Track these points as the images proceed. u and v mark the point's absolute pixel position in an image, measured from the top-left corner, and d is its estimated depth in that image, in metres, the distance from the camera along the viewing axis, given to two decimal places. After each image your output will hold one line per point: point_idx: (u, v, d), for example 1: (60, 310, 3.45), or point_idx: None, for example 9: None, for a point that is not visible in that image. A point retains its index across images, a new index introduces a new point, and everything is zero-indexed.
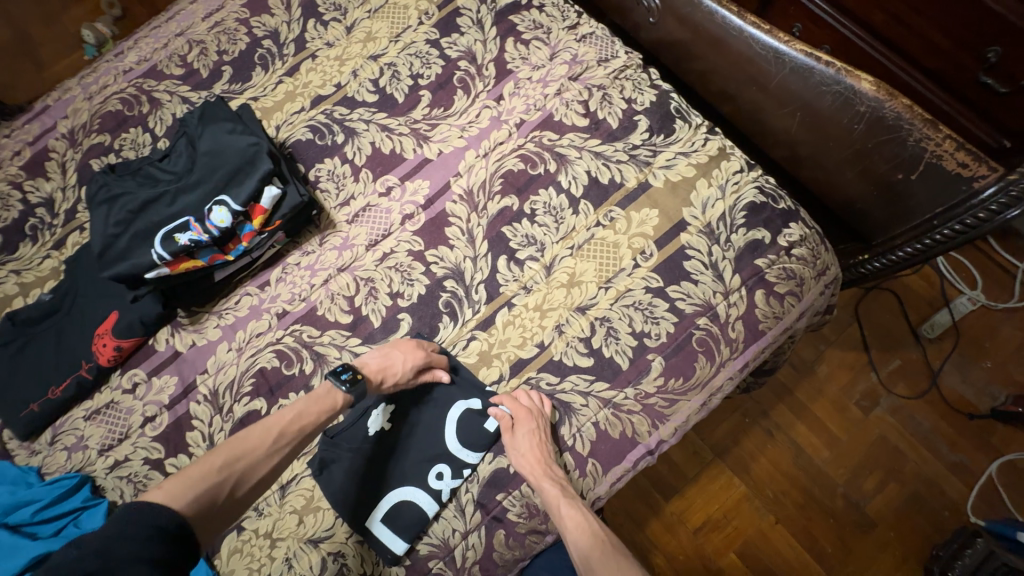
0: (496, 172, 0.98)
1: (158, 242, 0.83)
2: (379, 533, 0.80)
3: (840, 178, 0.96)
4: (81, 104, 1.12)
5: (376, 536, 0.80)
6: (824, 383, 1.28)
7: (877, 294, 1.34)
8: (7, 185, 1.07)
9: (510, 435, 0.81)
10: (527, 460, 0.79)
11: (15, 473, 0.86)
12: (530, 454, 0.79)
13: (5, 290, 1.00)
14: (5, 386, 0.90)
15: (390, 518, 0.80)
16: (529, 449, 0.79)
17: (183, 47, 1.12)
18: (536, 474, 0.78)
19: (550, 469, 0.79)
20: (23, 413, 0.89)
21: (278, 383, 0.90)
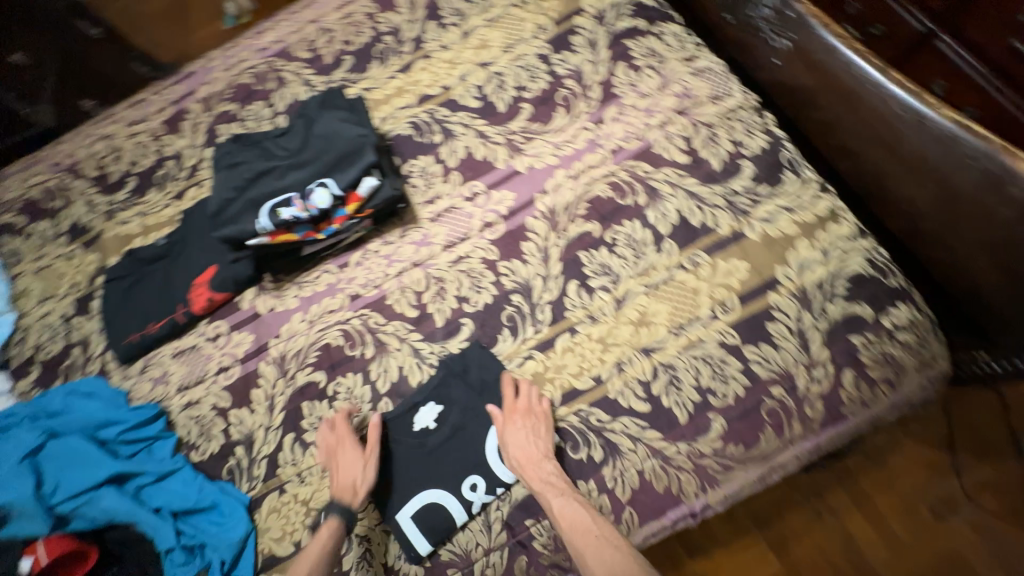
0: (583, 196, 0.96)
1: (264, 212, 0.89)
2: (405, 530, 0.81)
3: (971, 266, 0.84)
4: (220, 73, 1.24)
5: (402, 531, 0.81)
6: (897, 479, 1.15)
7: (979, 392, 1.17)
8: (150, 137, 1.21)
9: (507, 428, 0.82)
10: (519, 458, 0.80)
11: (109, 392, 0.96)
12: (522, 453, 0.80)
13: (131, 228, 1.14)
14: (118, 313, 1.02)
15: (418, 518, 0.81)
16: (522, 447, 0.80)
17: (314, 33, 1.21)
18: (527, 471, 0.79)
19: (542, 468, 0.79)
20: (125, 340, 1.00)
21: (339, 360, 0.95)
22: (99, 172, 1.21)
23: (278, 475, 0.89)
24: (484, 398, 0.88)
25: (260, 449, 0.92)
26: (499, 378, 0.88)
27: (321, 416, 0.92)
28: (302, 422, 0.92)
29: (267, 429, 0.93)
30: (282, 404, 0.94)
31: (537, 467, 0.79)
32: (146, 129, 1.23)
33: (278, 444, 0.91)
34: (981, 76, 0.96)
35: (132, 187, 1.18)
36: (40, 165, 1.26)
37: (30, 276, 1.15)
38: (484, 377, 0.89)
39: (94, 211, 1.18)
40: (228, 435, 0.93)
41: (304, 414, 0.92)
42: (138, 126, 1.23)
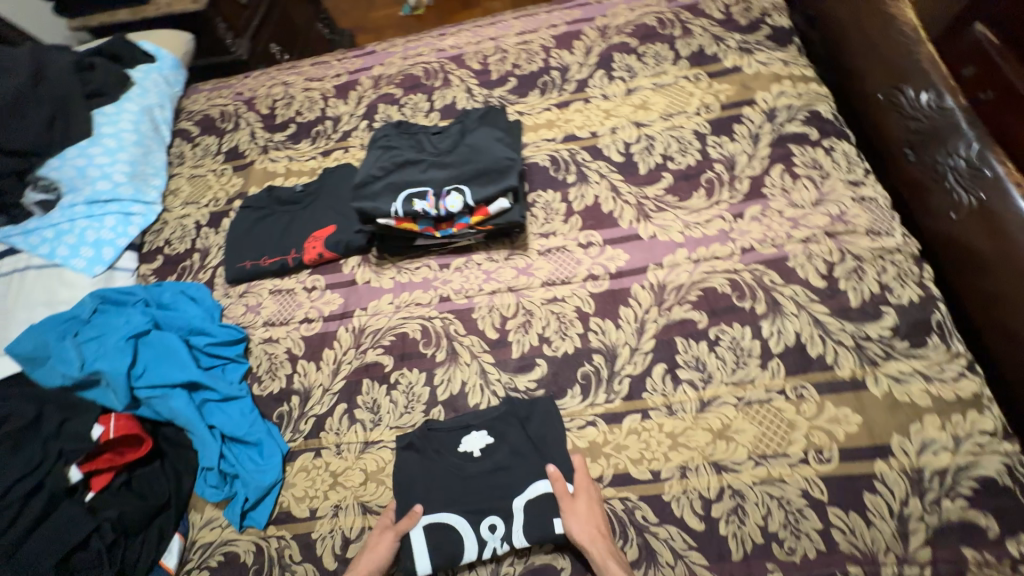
0: (698, 282, 0.93)
1: (399, 198, 0.92)
2: (407, 541, 0.78)
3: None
4: (396, 59, 1.36)
5: (406, 542, 0.78)
6: None
7: None
8: (320, 95, 1.35)
9: (570, 500, 0.78)
10: (585, 536, 0.74)
11: (209, 304, 1.05)
12: (586, 530, 0.75)
13: (277, 167, 1.26)
14: (242, 238, 1.13)
15: (425, 533, 0.78)
16: (585, 526, 0.75)
17: (489, 49, 1.29)
18: (596, 553, 0.73)
19: (608, 551, 0.73)
20: (239, 263, 1.10)
21: (410, 353, 0.97)
22: (268, 112, 1.36)
23: (318, 438, 0.92)
24: (535, 447, 0.84)
25: (312, 407, 0.96)
26: (553, 430, 0.86)
27: (376, 399, 0.94)
28: (358, 397, 0.95)
29: (325, 390, 0.97)
30: (345, 373, 0.98)
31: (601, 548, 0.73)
32: (319, 88, 1.36)
33: (330, 408, 0.94)
34: None
35: (289, 133, 1.31)
36: (226, 91, 1.44)
37: (183, 180, 1.30)
38: (540, 433, 0.86)
39: (253, 143, 1.32)
40: (290, 381, 0.98)
41: (362, 390, 0.95)
42: (314, 83, 1.38)
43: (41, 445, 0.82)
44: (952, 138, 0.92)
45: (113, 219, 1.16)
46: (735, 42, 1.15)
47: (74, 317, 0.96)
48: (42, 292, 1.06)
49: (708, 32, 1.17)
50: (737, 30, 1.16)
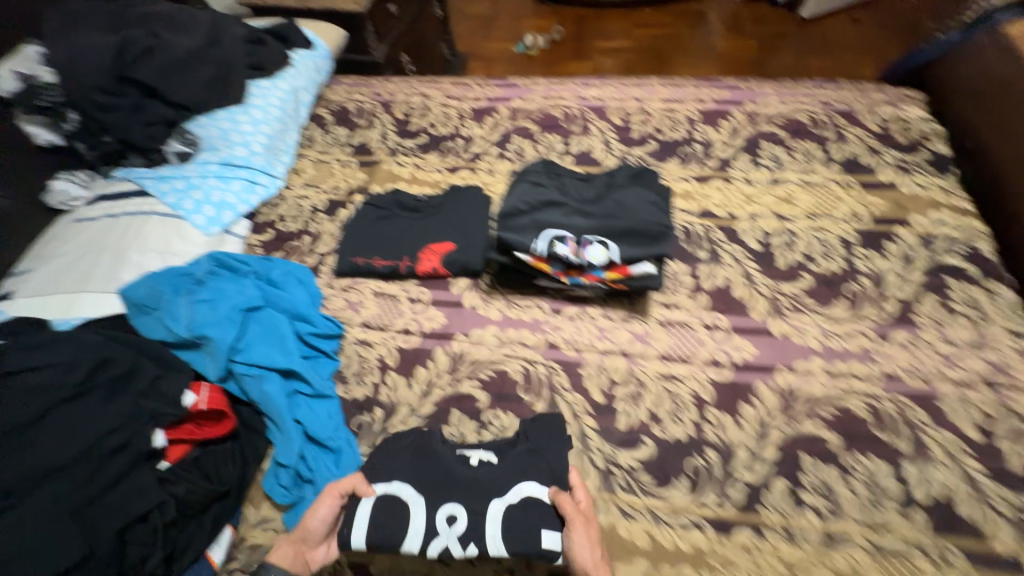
0: (834, 399, 0.85)
1: (542, 237, 0.90)
2: (354, 498, 0.77)
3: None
4: (537, 97, 1.38)
5: (348, 509, 0.76)
6: None
7: None
8: (456, 114, 1.37)
9: (578, 524, 0.72)
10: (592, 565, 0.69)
11: (313, 291, 1.03)
12: (591, 560, 0.69)
13: (403, 172, 1.27)
14: (358, 233, 1.12)
15: (375, 505, 0.76)
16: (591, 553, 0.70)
17: (633, 109, 1.31)
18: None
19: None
20: (351, 258, 1.08)
21: (507, 394, 0.92)
22: (403, 117, 1.39)
23: None
24: (535, 453, 0.81)
25: (395, 425, 0.90)
26: (553, 435, 0.84)
27: (464, 435, 0.88)
28: (444, 428, 0.89)
29: (411, 411, 0.91)
30: (436, 398, 0.93)
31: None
32: (457, 107, 1.39)
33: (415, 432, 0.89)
34: None
35: (420, 142, 1.33)
36: (365, 88, 1.49)
37: (309, 162, 1.32)
38: (538, 444, 0.83)
39: (382, 143, 1.34)
40: (376, 391, 0.94)
41: (450, 421, 0.90)
42: (452, 101, 1.41)
43: (132, 401, 0.77)
44: None
45: (239, 185, 1.18)
46: (891, 158, 1.12)
47: (188, 273, 0.95)
48: (159, 241, 1.05)
49: (863, 142, 1.16)
50: (894, 147, 1.14)
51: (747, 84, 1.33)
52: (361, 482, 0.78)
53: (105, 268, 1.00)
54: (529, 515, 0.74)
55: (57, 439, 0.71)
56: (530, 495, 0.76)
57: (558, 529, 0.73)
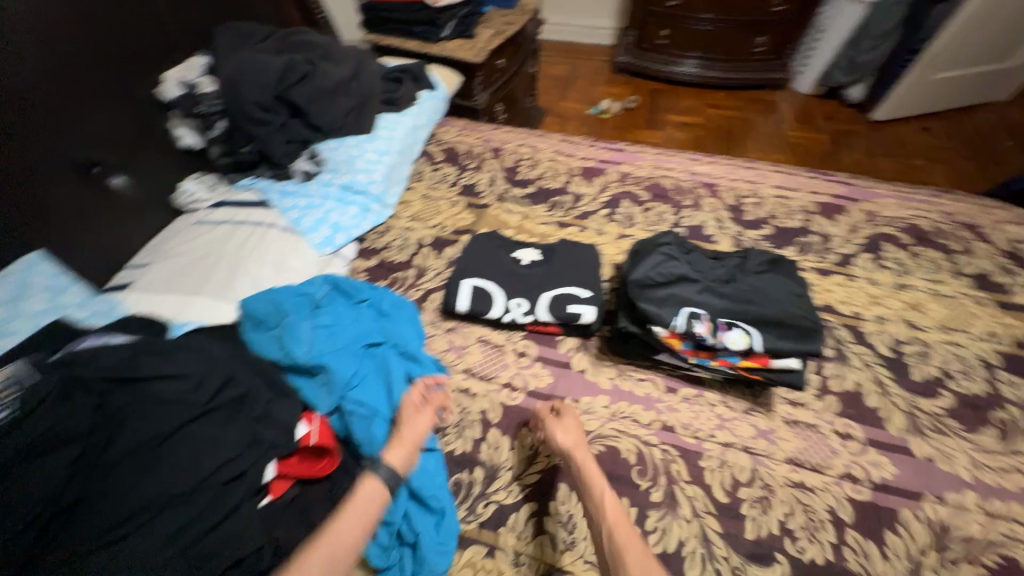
0: (995, 545, 0.76)
1: (681, 313, 0.87)
2: (454, 287, 1.05)
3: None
4: (646, 164, 1.39)
5: (457, 286, 1.05)
6: None
7: None
8: (565, 169, 1.39)
9: (551, 420, 0.85)
10: (565, 440, 0.82)
11: (416, 326, 0.97)
12: (561, 437, 0.83)
13: (510, 218, 1.26)
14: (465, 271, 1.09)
15: (472, 286, 1.05)
16: (565, 433, 0.83)
17: (745, 190, 1.30)
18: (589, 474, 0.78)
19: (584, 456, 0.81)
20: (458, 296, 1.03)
21: (619, 475, 0.84)
22: (512, 165, 1.41)
23: (495, 533, 0.79)
24: (572, 267, 1.10)
25: (496, 492, 0.83)
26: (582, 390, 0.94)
27: (571, 517, 0.80)
28: (550, 504, 0.82)
29: (514, 477, 0.85)
30: (541, 466, 0.86)
31: (618, 511, 0.74)
32: (565, 162, 1.40)
33: (518, 503, 0.82)
34: None
35: (528, 191, 1.33)
36: (475, 133, 1.53)
37: (417, 195, 1.34)
38: (571, 262, 1.11)
39: (491, 188, 1.35)
40: (477, 448, 0.88)
41: (556, 497, 0.82)
42: (561, 156, 1.43)
43: (249, 425, 0.71)
44: None
45: (355, 211, 1.19)
46: None
47: (308, 294, 0.93)
48: (275, 254, 1.06)
49: (993, 259, 1.12)
50: None
51: (862, 183, 1.33)
52: (470, 274, 1.07)
53: (223, 274, 1.00)
54: (575, 303, 1.01)
55: (171, 465, 0.63)
56: (572, 291, 1.03)
57: (566, 441, 0.82)
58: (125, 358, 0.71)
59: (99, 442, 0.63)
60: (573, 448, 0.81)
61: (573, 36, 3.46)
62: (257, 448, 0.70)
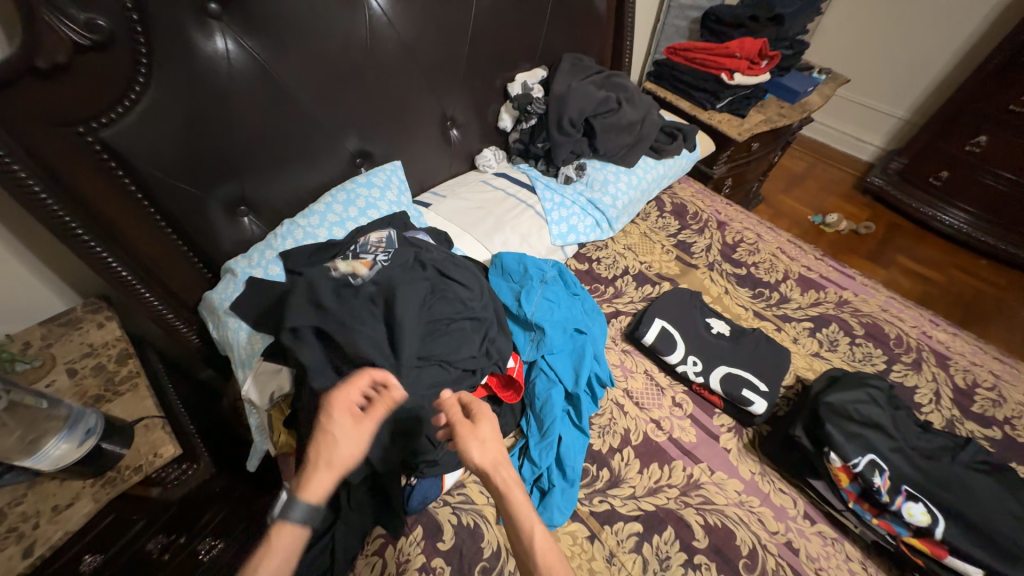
0: None
1: (864, 457, 0.87)
2: (647, 318, 1.18)
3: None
4: (873, 302, 1.34)
5: (649, 320, 1.18)
6: None
7: None
8: (783, 267, 1.41)
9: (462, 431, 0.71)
10: (483, 458, 0.69)
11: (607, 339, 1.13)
12: (486, 455, 0.69)
13: (712, 287, 1.35)
14: (660, 311, 1.21)
15: (661, 327, 1.17)
16: (486, 449, 0.70)
17: (985, 381, 1.16)
18: (508, 481, 0.69)
19: (507, 472, 0.69)
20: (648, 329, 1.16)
21: (726, 554, 0.89)
22: (731, 242, 1.49)
23: (600, 527, 0.90)
24: (758, 359, 1.14)
25: (613, 497, 0.94)
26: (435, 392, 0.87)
27: (668, 558, 0.87)
28: (654, 536, 0.90)
29: (631, 495, 0.95)
30: (658, 502, 0.94)
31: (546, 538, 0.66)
32: (786, 262, 1.43)
33: (626, 517, 0.92)
34: None
35: (739, 272, 1.40)
36: (707, 200, 1.65)
37: (637, 231, 1.51)
38: (760, 354, 1.15)
39: (704, 253, 1.45)
40: (610, 454, 1.00)
41: (661, 535, 0.90)
42: (784, 255, 1.45)
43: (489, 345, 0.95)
44: None
45: (589, 223, 1.41)
46: None
47: (543, 270, 1.16)
48: (524, 228, 1.33)
49: None
50: None
51: None
52: (663, 316, 1.20)
53: (487, 226, 1.30)
54: (747, 388, 1.06)
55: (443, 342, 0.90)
56: (750, 378, 1.09)
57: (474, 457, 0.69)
58: (443, 258, 1.01)
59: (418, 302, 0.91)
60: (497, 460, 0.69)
61: (829, 140, 3.28)
62: (486, 360, 0.93)
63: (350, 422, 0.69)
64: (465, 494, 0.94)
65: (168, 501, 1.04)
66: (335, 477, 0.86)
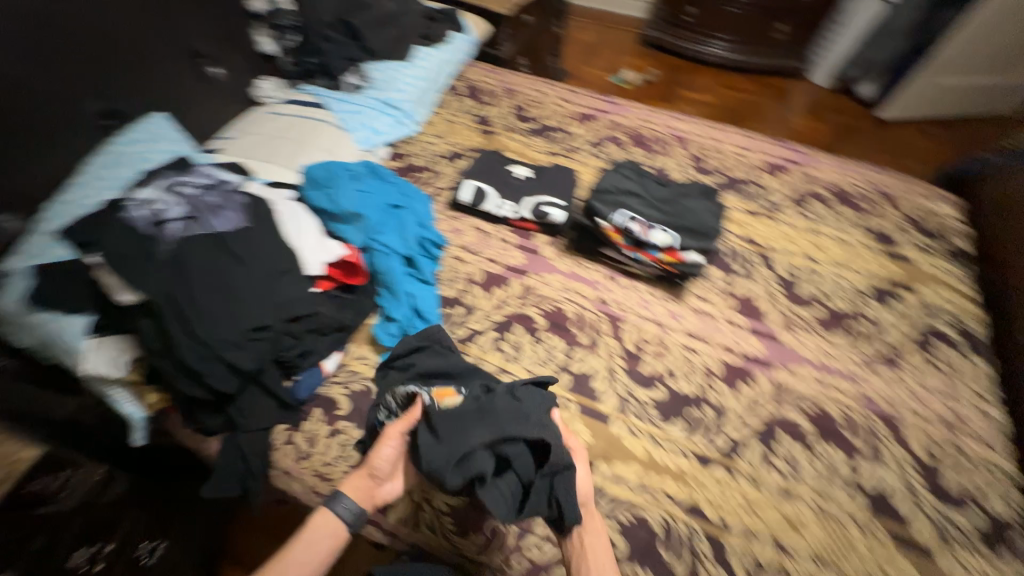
0: (815, 399, 1.06)
1: (620, 214, 1.19)
2: (460, 184, 1.36)
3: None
4: (633, 117, 1.66)
5: (463, 184, 1.36)
6: None
7: None
8: (565, 113, 1.66)
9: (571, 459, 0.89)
10: (582, 482, 0.88)
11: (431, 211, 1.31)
12: (582, 480, 0.88)
13: (514, 145, 1.55)
14: (471, 175, 1.40)
15: (473, 186, 1.36)
16: (582, 476, 0.89)
17: (711, 147, 1.56)
18: (587, 503, 0.87)
19: (593, 526, 0.85)
20: (464, 192, 1.35)
21: (560, 323, 1.17)
22: (522, 105, 1.69)
23: (466, 346, 1.12)
24: (554, 183, 1.38)
25: (471, 322, 1.16)
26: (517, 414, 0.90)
27: (521, 344, 1.13)
28: (508, 335, 1.14)
29: (484, 315, 1.17)
30: (505, 312, 1.18)
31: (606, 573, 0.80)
32: (567, 109, 1.68)
33: (484, 331, 1.15)
34: None
35: (532, 127, 1.61)
36: (495, 76, 1.80)
37: (441, 120, 1.61)
38: (555, 179, 1.40)
39: (502, 121, 1.63)
40: (461, 296, 1.20)
41: (513, 332, 1.15)
42: (565, 103, 1.70)
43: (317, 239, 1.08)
44: None
45: (390, 122, 1.50)
46: (915, 239, 1.33)
47: (352, 171, 1.26)
48: (327, 142, 1.37)
49: (895, 221, 1.37)
50: (921, 230, 1.36)
51: (810, 152, 1.57)
52: (474, 178, 1.38)
53: (288, 151, 1.33)
54: (548, 206, 1.31)
55: (270, 245, 1.00)
56: (549, 198, 1.33)
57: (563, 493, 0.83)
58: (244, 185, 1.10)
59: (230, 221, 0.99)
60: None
61: (608, 6, 3.61)
62: (319, 250, 1.07)
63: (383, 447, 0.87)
64: (350, 372, 1.08)
65: (65, 514, 0.91)
66: (214, 397, 0.92)
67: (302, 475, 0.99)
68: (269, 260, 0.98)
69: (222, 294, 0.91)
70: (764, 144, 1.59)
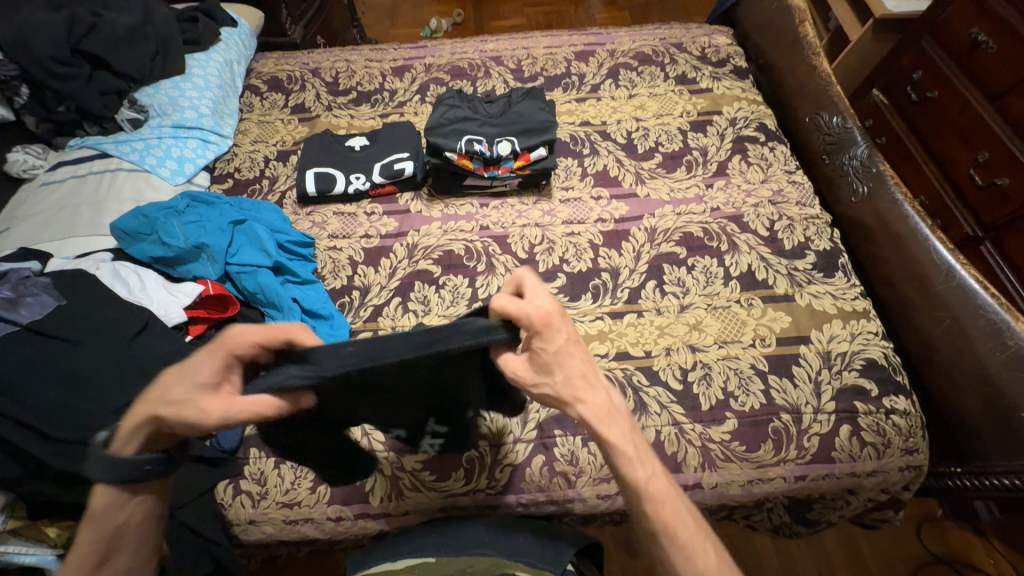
0: (679, 228, 1.23)
1: (462, 142, 1.23)
2: (301, 176, 1.28)
3: (966, 401, 1.00)
4: (445, 54, 1.65)
5: (303, 175, 1.29)
6: None
7: (929, 527, 1.36)
8: (379, 72, 1.61)
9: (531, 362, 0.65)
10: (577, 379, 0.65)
11: (279, 213, 1.22)
12: (573, 380, 0.64)
13: (341, 122, 1.48)
14: (308, 162, 1.32)
15: (315, 172, 1.29)
16: (573, 371, 0.65)
17: (524, 56, 1.63)
18: (586, 394, 0.65)
19: (606, 427, 0.66)
20: (308, 182, 1.27)
21: (454, 263, 1.19)
22: (331, 79, 1.60)
23: (376, 322, 1.11)
24: (393, 139, 1.36)
25: (371, 298, 1.14)
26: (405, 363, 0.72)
27: (427, 296, 1.14)
28: (411, 294, 1.15)
29: (381, 287, 1.16)
30: (400, 275, 1.18)
31: (650, 480, 0.67)
32: (378, 67, 1.62)
33: (387, 300, 1.13)
34: (992, 256, 1.40)
35: (351, 97, 1.54)
36: (291, 60, 1.67)
37: (253, 124, 1.47)
38: (394, 135, 1.37)
39: (318, 102, 1.53)
40: (350, 280, 1.17)
41: (414, 290, 1.15)
42: (374, 62, 1.64)
43: (163, 290, 1.00)
44: (851, 144, 1.30)
45: (195, 143, 1.33)
46: (708, 72, 1.55)
47: (172, 207, 1.13)
48: (131, 190, 1.20)
49: (689, 63, 1.57)
50: (710, 64, 1.57)
51: (607, 31, 1.71)
52: (311, 165, 1.31)
53: (87, 215, 1.14)
54: (396, 162, 1.29)
55: (107, 313, 0.91)
56: (394, 154, 1.31)
57: (559, 393, 0.65)
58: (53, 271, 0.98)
59: (51, 309, 0.89)
60: (646, 486, 0.67)
61: None
62: (170, 297, 0.99)
63: (194, 398, 0.62)
64: None
65: None
66: None
67: (268, 515, 0.93)
68: (110, 330, 0.89)
69: (77, 383, 0.82)
70: (568, 36, 1.69)
